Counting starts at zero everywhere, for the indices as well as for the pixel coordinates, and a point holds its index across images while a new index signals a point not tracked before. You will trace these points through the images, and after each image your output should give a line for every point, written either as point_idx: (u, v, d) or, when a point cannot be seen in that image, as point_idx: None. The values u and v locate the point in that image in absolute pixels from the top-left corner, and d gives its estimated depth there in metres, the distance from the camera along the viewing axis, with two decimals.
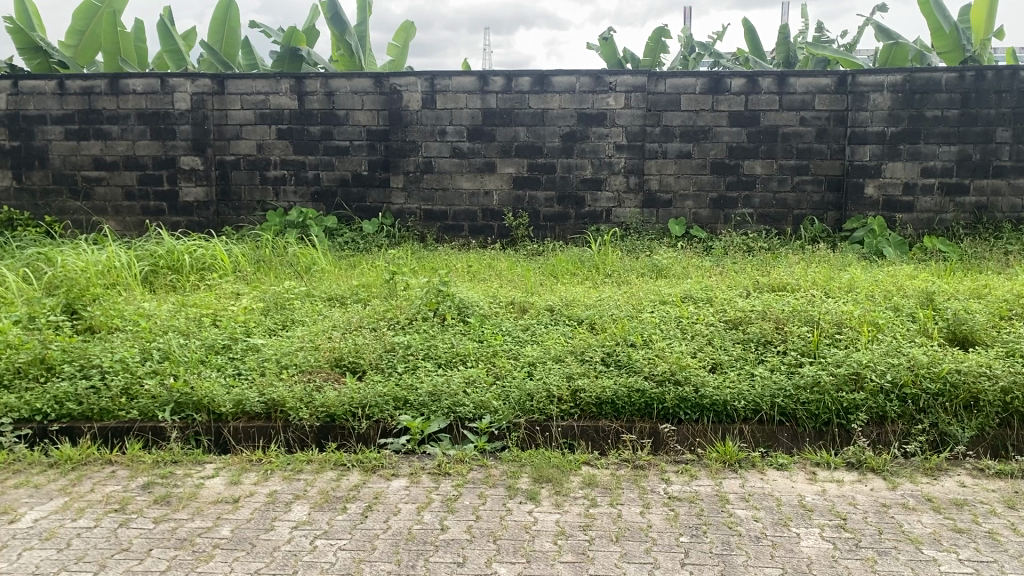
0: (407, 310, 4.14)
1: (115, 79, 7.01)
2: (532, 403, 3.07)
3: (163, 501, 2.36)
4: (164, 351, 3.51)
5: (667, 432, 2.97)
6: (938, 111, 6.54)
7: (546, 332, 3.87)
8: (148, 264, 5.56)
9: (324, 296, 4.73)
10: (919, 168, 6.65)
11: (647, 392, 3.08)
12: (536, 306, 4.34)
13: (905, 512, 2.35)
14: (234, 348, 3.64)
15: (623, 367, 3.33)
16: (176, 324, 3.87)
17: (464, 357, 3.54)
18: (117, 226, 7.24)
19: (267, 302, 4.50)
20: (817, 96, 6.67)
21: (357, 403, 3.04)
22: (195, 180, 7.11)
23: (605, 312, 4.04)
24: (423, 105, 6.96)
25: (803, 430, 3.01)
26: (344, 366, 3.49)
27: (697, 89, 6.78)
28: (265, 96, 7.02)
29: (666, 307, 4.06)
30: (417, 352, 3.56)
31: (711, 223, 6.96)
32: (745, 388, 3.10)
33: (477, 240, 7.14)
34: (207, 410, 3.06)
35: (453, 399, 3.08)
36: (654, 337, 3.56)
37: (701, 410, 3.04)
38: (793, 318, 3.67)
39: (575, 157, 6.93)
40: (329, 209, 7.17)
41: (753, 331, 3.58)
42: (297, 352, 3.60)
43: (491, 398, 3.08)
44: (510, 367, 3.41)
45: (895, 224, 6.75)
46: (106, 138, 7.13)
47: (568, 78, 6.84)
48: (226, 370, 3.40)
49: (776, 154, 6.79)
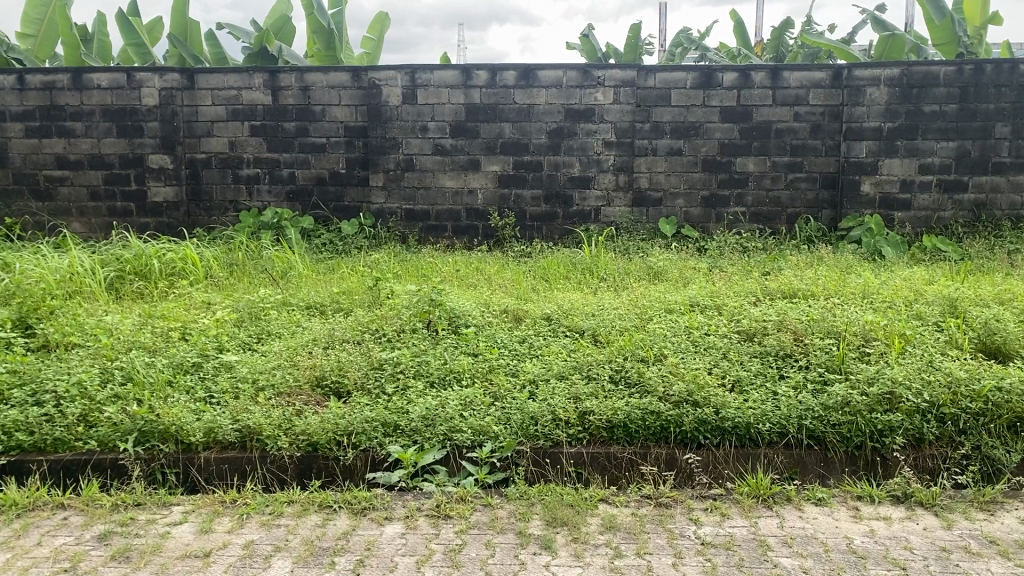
0: (394, 322, 3.82)
1: (78, 73, 6.62)
2: (537, 428, 2.79)
3: (121, 557, 2.05)
4: (127, 372, 3.18)
5: (687, 460, 2.71)
6: (936, 106, 6.31)
7: (545, 345, 3.57)
8: (114, 270, 5.25)
9: (303, 305, 4.42)
10: (917, 165, 6.42)
11: (662, 414, 2.81)
12: (532, 316, 4.05)
13: (970, 558, 2.08)
14: (205, 366, 3.32)
15: (634, 386, 3.05)
16: (139, 340, 3.53)
17: (459, 374, 3.25)
18: (81, 227, 6.87)
19: (242, 313, 4.17)
20: (812, 91, 6.43)
21: (342, 430, 2.74)
22: (163, 180, 6.74)
23: (609, 323, 3.75)
24: (403, 100, 6.63)
25: (833, 454, 2.76)
26: (327, 387, 3.19)
27: (688, 84, 6.50)
28: (237, 92, 6.67)
29: (673, 316, 3.78)
30: (407, 370, 3.25)
31: (703, 222, 6.71)
32: (768, 407, 2.84)
33: (460, 241, 6.84)
34: (175, 440, 2.75)
35: (449, 423, 2.79)
36: (666, 351, 3.27)
37: (722, 434, 2.78)
38: (812, 328, 3.40)
39: (563, 154, 6.65)
40: (305, 208, 6.85)
41: (770, 344, 3.32)
42: (273, 371, 3.28)
43: (491, 422, 2.80)
44: (510, 386, 3.12)
45: (893, 222, 6.52)
46: (69, 136, 6.74)
47: (555, 71, 6.53)
48: (196, 393, 3.07)
49: (770, 150, 6.54)
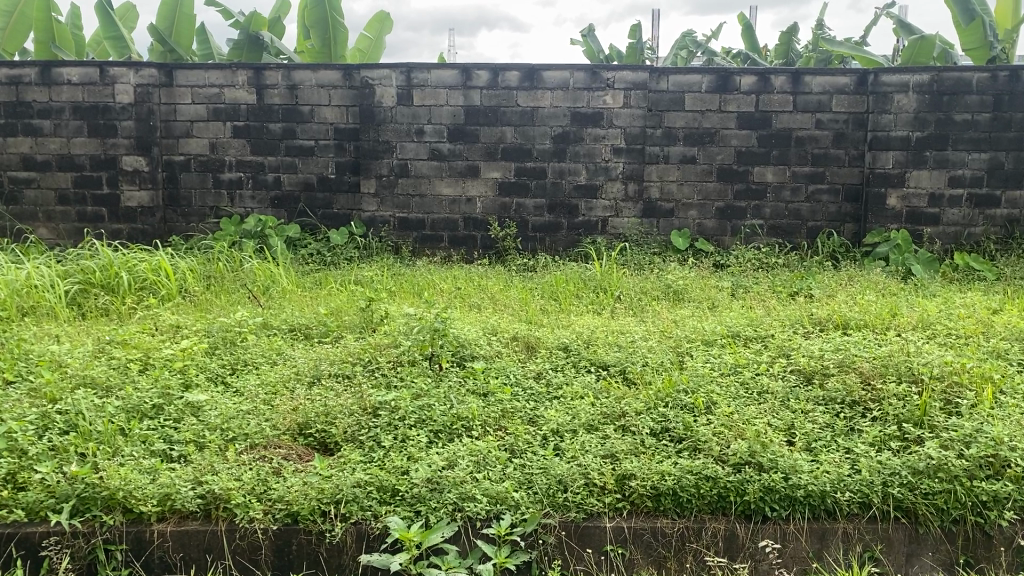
0: (389, 353, 3.30)
1: (46, 67, 6.07)
2: (568, 496, 2.31)
3: None
4: (71, 420, 2.66)
5: (764, 548, 2.24)
6: (968, 114, 5.82)
7: (566, 384, 3.06)
8: (77, 284, 4.72)
9: (284, 328, 3.89)
10: (946, 177, 5.93)
11: (720, 481, 2.34)
12: (548, 347, 3.53)
13: None
14: (167, 409, 2.80)
15: (682, 441, 2.55)
16: (90, 376, 3.00)
17: (468, 421, 2.74)
18: (48, 234, 6.31)
19: (214, 339, 3.63)
20: (836, 97, 5.95)
21: (328, 497, 2.27)
22: (138, 183, 6.20)
23: (639, 357, 3.24)
24: (398, 100, 6.11)
25: (926, 531, 2.29)
26: (311, 437, 2.69)
27: (703, 88, 6.02)
28: (219, 89, 6.15)
29: (714, 350, 3.27)
30: (406, 417, 2.74)
31: (718, 234, 6.23)
32: (845, 471, 2.36)
33: (457, 252, 6.33)
34: (123, 508, 2.26)
35: (460, 489, 2.31)
36: (717, 397, 2.76)
37: (792, 504, 2.31)
38: (883, 369, 2.90)
39: (569, 161, 6.14)
40: (291, 216, 6.32)
41: (834, 389, 2.82)
42: (249, 418, 2.76)
43: (511, 487, 2.33)
44: (530, 438, 2.61)
45: (921, 238, 6.03)
46: (36, 134, 6.19)
47: (561, 72, 6.03)
48: (153, 444, 2.56)
49: (789, 159, 6.07)
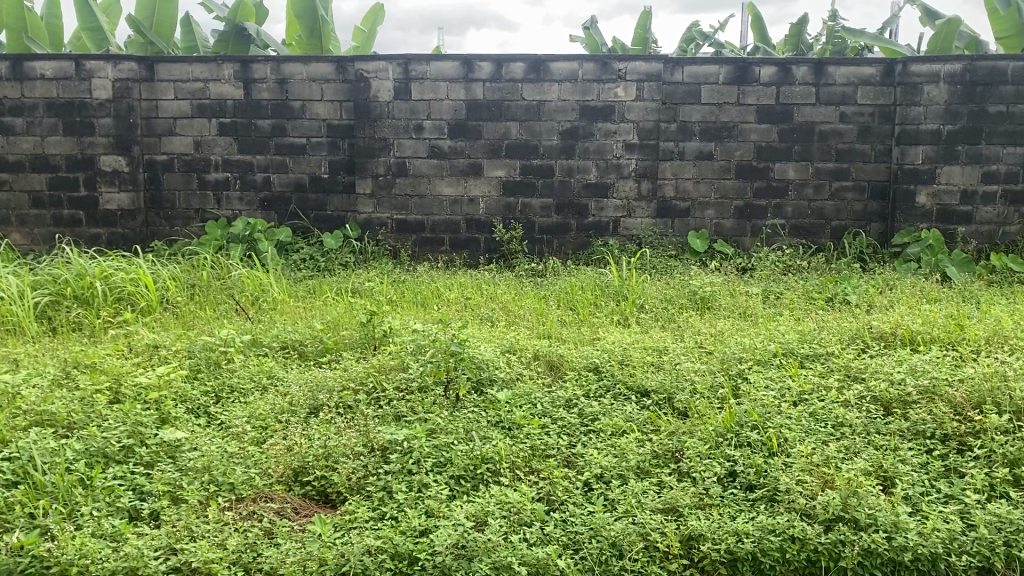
0: (396, 378, 2.87)
1: (18, 61, 5.61)
2: (625, 564, 1.89)
3: None
4: (21, 470, 2.22)
5: None
6: (1004, 106, 5.36)
7: (603, 415, 2.63)
8: (48, 295, 4.26)
9: (275, 347, 3.46)
10: (980, 173, 5.48)
11: (810, 541, 1.92)
12: (575, 368, 3.10)
13: None
14: (140, 452, 2.37)
15: (757, 492, 2.14)
16: (49, 413, 2.56)
17: (496, 463, 2.32)
18: (22, 239, 5.84)
19: (195, 361, 3.20)
20: (860, 89, 5.54)
21: (331, 570, 1.85)
22: (117, 185, 5.74)
23: (684, 382, 2.82)
24: (395, 94, 5.67)
25: None
26: (310, 486, 2.27)
27: (720, 79, 5.60)
28: (203, 84, 5.71)
29: (772, 372, 2.86)
30: (424, 459, 2.31)
31: (737, 235, 5.80)
32: (958, 528, 1.93)
33: (458, 256, 5.89)
34: None
35: (493, 556, 1.87)
36: (788, 432, 2.36)
37: (897, 570, 1.89)
38: (977, 397, 2.48)
39: (578, 158, 5.70)
40: (281, 218, 5.88)
41: (921, 421, 2.41)
42: (234, 462, 2.32)
43: (554, 552, 1.90)
44: (570, 486, 2.19)
45: (954, 238, 5.58)
46: (8, 133, 5.72)
47: (569, 63, 5.59)
48: (121, 498, 2.13)
49: (812, 156, 5.64)
